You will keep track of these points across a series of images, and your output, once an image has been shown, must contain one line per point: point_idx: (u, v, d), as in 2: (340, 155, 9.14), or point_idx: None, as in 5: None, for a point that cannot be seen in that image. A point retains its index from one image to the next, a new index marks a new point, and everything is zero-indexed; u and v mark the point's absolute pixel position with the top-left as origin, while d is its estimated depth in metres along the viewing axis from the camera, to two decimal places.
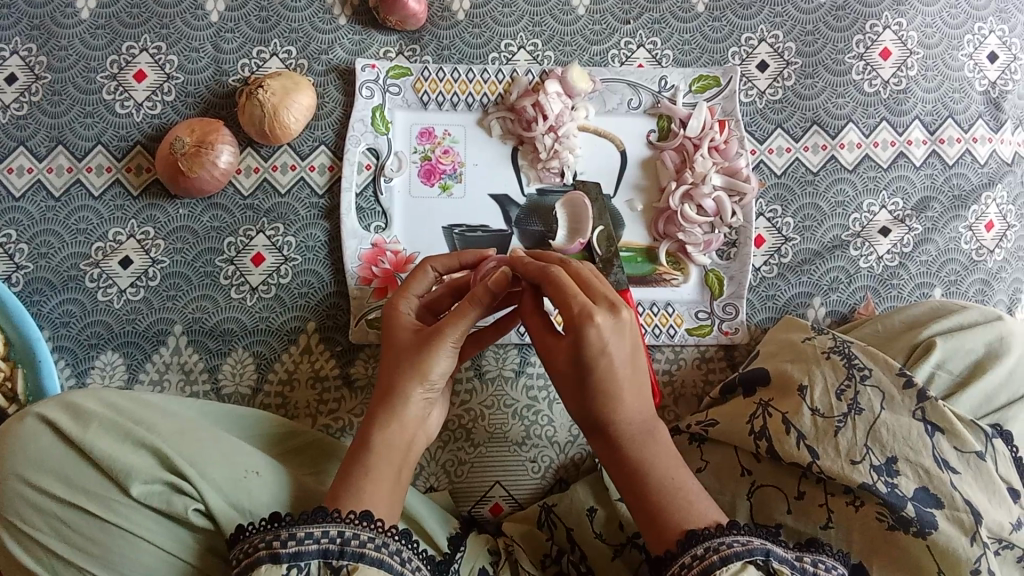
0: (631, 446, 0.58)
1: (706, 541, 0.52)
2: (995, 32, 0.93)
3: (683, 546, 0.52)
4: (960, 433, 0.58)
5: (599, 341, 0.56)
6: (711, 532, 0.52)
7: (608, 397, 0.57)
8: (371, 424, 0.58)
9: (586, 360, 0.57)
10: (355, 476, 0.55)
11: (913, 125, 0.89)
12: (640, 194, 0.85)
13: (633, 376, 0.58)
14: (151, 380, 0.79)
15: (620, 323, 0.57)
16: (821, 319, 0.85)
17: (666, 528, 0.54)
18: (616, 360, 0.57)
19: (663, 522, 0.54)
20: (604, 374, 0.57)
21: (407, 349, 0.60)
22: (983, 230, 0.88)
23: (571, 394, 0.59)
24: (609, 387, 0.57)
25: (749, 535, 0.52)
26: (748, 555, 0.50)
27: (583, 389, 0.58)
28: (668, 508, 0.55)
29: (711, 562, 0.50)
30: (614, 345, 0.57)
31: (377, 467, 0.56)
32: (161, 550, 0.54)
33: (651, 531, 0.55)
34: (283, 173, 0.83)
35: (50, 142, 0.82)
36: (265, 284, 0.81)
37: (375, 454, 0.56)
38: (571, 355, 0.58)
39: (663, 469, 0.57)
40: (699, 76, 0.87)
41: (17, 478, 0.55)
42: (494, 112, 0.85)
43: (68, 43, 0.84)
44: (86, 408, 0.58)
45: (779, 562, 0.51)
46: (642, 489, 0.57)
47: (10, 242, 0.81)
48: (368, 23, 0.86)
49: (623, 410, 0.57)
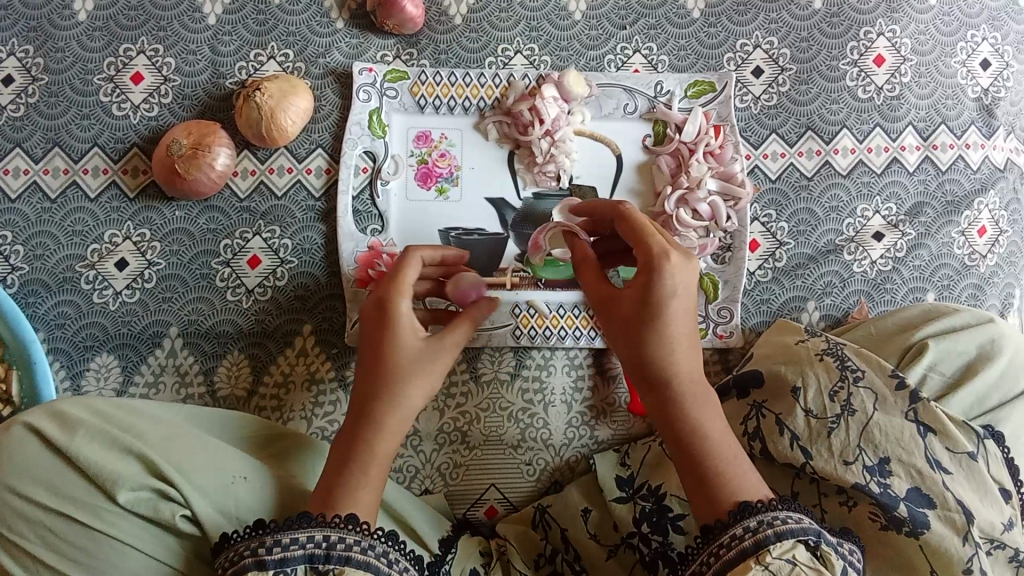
0: (688, 405, 0.57)
1: (759, 514, 0.52)
2: (988, 40, 0.93)
3: (736, 517, 0.52)
4: (951, 433, 0.58)
5: (669, 292, 0.55)
6: (762, 505, 0.52)
7: (666, 349, 0.56)
8: (379, 415, 0.57)
9: (656, 305, 0.56)
10: (355, 474, 0.55)
11: (907, 131, 0.90)
12: (635, 199, 0.86)
13: (689, 337, 0.58)
14: (147, 382, 0.79)
15: (693, 278, 0.56)
16: (816, 323, 0.86)
17: (722, 498, 0.54)
18: (680, 314, 0.56)
19: (711, 490, 0.54)
20: (670, 321, 0.56)
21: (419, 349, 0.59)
22: (975, 236, 0.89)
23: (628, 343, 0.57)
24: (667, 341, 0.56)
25: (798, 512, 0.53)
26: (800, 533, 0.50)
27: (645, 337, 0.56)
28: (727, 478, 0.54)
29: (765, 536, 0.50)
30: (681, 292, 0.56)
31: (376, 470, 0.56)
32: (148, 557, 0.54)
33: (701, 498, 0.55)
34: (279, 175, 0.83)
35: (46, 144, 0.82)
36: (261, 287, 0.81)
37: (377, 457, 0.56)
38: (641, 298, 0.56)
39: (716, 432, 0.56)
40: (694, 81, 0.87)
41: (3, 486, 0.55)
42: (491, 116, 0.85)
43: (65, 45, 0.84)
44: (72, 416, 0.58)
45: (826, 542, 0.52)
46: (698, 453, 0.56)
47: (5, 243, 0.81)
48: (365, 27, 0.87)
49: (677, 366, 0.56)
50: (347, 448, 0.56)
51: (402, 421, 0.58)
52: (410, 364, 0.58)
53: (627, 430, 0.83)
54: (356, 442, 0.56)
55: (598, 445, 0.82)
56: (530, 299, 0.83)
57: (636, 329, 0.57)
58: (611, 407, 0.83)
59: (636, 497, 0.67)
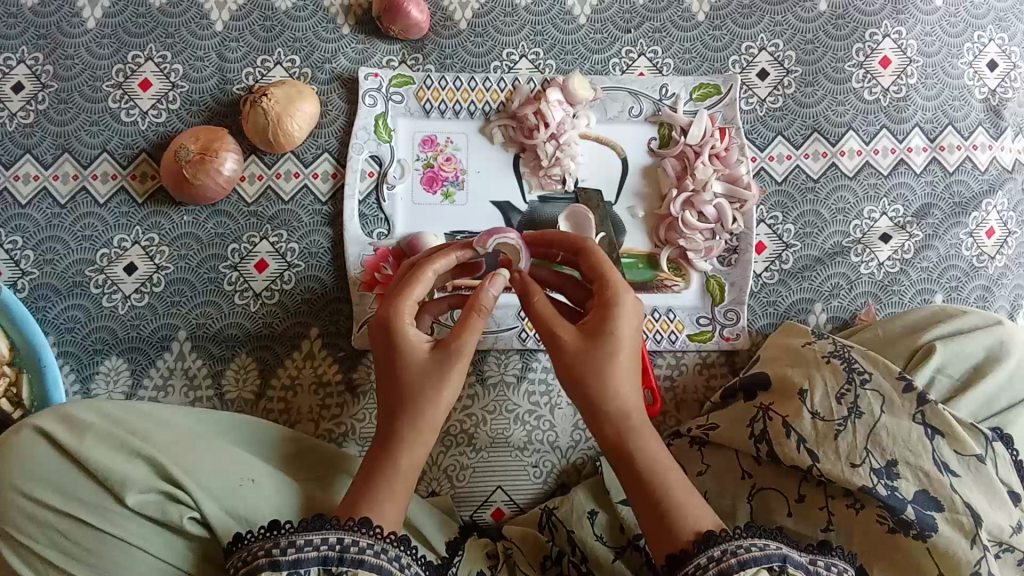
0: (637, 434, 0.57)
1: (723, 544, 0.51)
2: (995, 40, 0.93)
3: (701, 547, 0.51)
4: (960, 436, 0.58)
5: (619, 324, 0.57)
6: (727, 535, 0.52)
7: (620, 376, 0.57)
8: (394, 447, 0.56)
9: (614, 335, 0.57)
10: (379, 489, 0.54)
11: (913, 132, 0.90)
12: (641, 201, 0.86)
13: (635, 372, 0.58)
14: (155, 386, 0.79)
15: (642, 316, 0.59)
16: (823, 325, 0.85)
17: (681, 528, 0.53)
18: (631, 349, 0.57)
19: (671, 524, 0.54)
20: (625, 351, 0.57)
21: (425, 372, 0.56)
22: (983, 237, 0.88)
23: (579, 373, 0.56)
24: (618, 376, 0.56)
25: (767, 538, 0.52)
26: (765, 561, 0.50)
27: (601, 366, 0.56)
28: (683, 506, 0.54)
29: (728, 565, 0.50)
30: (632, 325, 0.58)
31: (399, 488, 0.55)
32: (157, 559, 0.55)
33: (662, 534, 0.54)
34: (286, 180, 0.84)
35: (56, 150, 0.83)
36: (268, 290, 0.82)
37: (401, 473, 0.55)
38: (597, 329, 0.57)
39: (667, 461, 0.57)
40: (700, 84, 0.87)
41: (14, 490, 0.55)
42: (496, 120, 0.86)
43: (75, 52, 0.85)
44: (82, 419, 0.58)
45: (794, 566, 0.51)
46: (652, 482, 0.56)
47: (16, 248, 0.81)
48: (371, 32, 0.87)
49: (628, 401, 0.57)
50: (365, 474, 0.55)
51: (421, 450, 0.57)
52: (419, 391, 0.56)
53: None
54: (371, 473, 0.55)
55: None
56: None
57: (593, 359, 0.56)
58: None
59: None
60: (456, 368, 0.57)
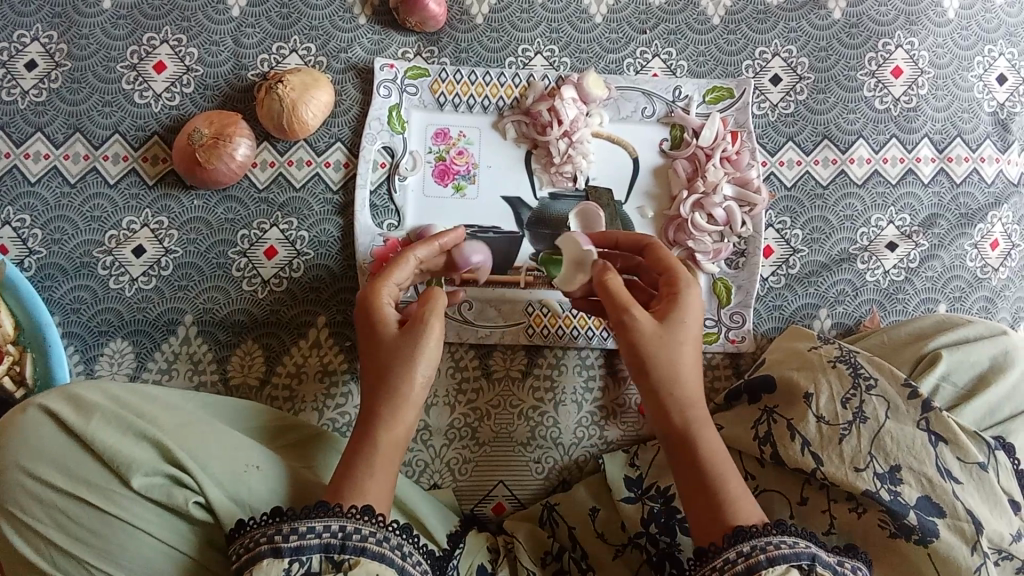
0: (704, 419, 0.58)
1: (753, 539, 0.52)
2: (1005, 55, 0.94)
3: (730, 541, 0.52)
4: (963, 444, 0.59)
5: (694, 315, 0.60)
6: (757, 530, 0.52)
7: (692, 364, 0.59)
8: (373, 429, 0.56)
9: (687, 325, 0.59)
10: (359, 471, 0.54)
11: (922, 142, 0.90)
12: (651, 201, 0.86)
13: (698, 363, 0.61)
14: (160, 369, 0.79)
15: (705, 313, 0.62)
16: (827, 331, 0.86)
17: (733, 516, 0.54)
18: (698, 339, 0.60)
19: (724, 504, 0.55)
20: (696, 336, 0.59)
21: (398, 353, 0.57)
22: (988, 249, 0.89)
23: (651, 356, 0.58)
24: (691, 358, 0.59)
25: (795, 536, 0.52)
26: (794, 559, 0.50)
27: (676, 350, 0.58)
28: (737, 497, 0.55)
29: (756, 561, 0.51)
30: (699, 320, 0.60)
31: (381, 462, 0.55)
32: (159, 542, 0.54)
33: (721, 514, 0.54)
34: (298, 168, 0.84)
35: (67, 130, 0.83)
36: (276, 278, 0.82)
37: (380, 456, 0.55)
38: (671, 317, 0.59)
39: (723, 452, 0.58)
40: (713, 87, 0.88)
41: (19, 468, 0.55)
42: (509, 115, 0.86)
43: (90, 32, 0.85)
44: (88, 399, 0.58)
45: (822, 566, 0.51)
46: (711, 463, 0.57)
47: (24, 227, 0.81)
48: (388, 23, 0.87)
49: (694, 387, 0.59)
50: (346, 453, 0.56)
51: (400, 428, 0.57)
52: (395, 362, 0.57)
53: (635, 432, 0.83)
54: (352, 460, 0.55)
55: (607, 446, 0.82)
56: (543, 299, 0.84)
57: (664, 344, 0.58)
58: (621, 408, 0.83)
59: (644, 498, 0.68)
60: (427, 336, 0.57)
